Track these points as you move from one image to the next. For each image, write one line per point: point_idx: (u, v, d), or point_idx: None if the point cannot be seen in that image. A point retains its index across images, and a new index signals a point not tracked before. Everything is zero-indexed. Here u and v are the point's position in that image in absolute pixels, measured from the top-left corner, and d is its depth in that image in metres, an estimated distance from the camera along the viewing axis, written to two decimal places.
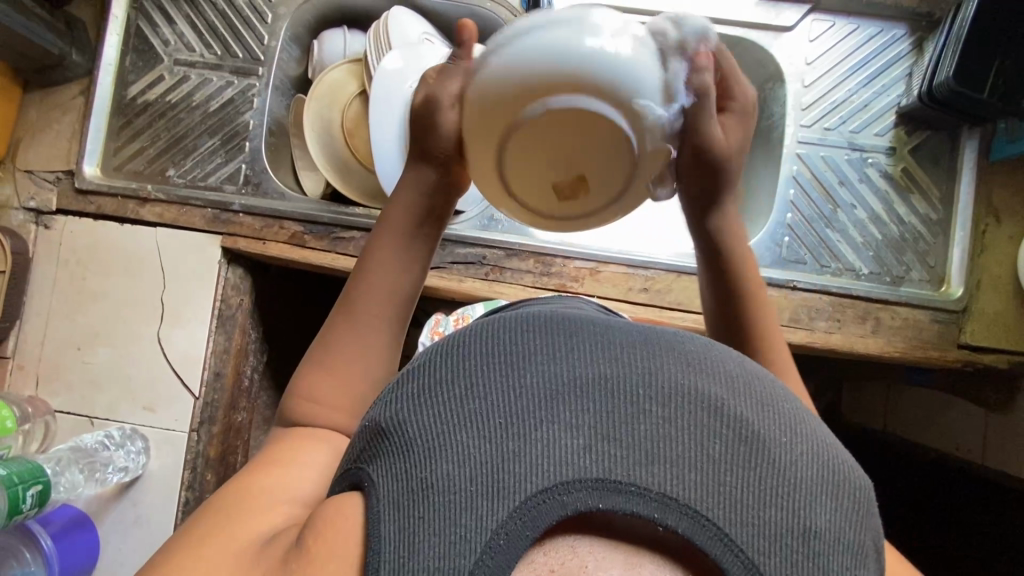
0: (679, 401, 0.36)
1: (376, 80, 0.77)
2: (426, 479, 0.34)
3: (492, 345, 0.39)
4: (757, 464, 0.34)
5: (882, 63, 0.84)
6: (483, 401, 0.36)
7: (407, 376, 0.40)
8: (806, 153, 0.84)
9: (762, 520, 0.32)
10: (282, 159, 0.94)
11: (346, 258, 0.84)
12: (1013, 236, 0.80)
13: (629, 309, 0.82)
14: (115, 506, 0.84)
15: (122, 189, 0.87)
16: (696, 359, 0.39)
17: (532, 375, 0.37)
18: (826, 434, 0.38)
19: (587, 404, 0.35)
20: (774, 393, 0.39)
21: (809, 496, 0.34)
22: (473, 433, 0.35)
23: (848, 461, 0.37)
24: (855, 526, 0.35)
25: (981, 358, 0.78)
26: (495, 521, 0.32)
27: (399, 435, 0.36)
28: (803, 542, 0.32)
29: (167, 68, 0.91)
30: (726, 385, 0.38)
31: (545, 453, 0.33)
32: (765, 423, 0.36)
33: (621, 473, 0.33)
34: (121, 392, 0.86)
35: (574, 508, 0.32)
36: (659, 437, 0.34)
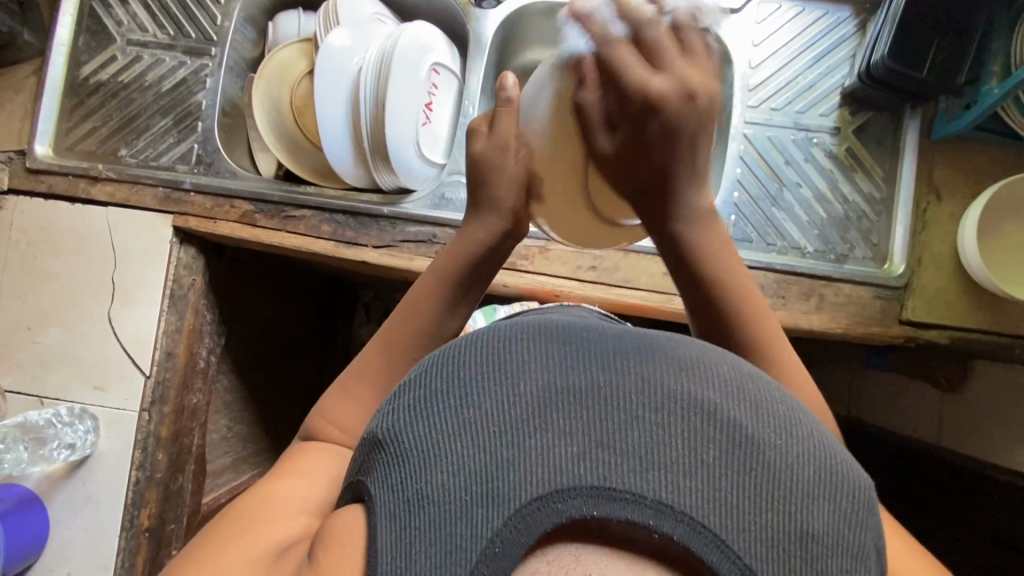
0: (672, 406, 0.36)
1: (320, 54, 0.77)
2: (422, 489, 0.34)
3: (485, 352, 0.39)
4: (751, 469, 0.34)
5: (828, 44, 0.85)
6: (477, 410, 0.36)
7: (403, 387, 0.40)
8: (752, 134, 0.85)
9: (760, 525, 0.33)
10: (237, 140, 0.94)
11: (296, 236, 0.84)
12: (954, 214, 0.81)
13: (576, 288, 0.83)
14: (64, 485, 0.84)
15: (72, 169, 0.87)
16: (692, 362, 0.39)
17: (525, 383, 0.37)
18: (825, 435, 0.38)
19: (579, 411, 0.35)
20: (770, 393, 0.39)
21: (805, 500, 0.34)
22: (467, 442, 0.35)
23: (847, 461, 0.37)
24: (853, 527, 0.35)
25: (921, 334, 0.80)
26: (490, 529, 0.32)
27: (396, 446, 0.37)
28: (799, 545, 0.33)
29: (120, 49, 0.91)
30: (720, 389, 0.38)
31: (540, 462, 0.34)
32: (759, 427, 0.36)
33: (616, 480, 0.33)
34: (70, 370, 0.86)
35: (569, 515, 0.32)
36: (654, 443, 0.35)
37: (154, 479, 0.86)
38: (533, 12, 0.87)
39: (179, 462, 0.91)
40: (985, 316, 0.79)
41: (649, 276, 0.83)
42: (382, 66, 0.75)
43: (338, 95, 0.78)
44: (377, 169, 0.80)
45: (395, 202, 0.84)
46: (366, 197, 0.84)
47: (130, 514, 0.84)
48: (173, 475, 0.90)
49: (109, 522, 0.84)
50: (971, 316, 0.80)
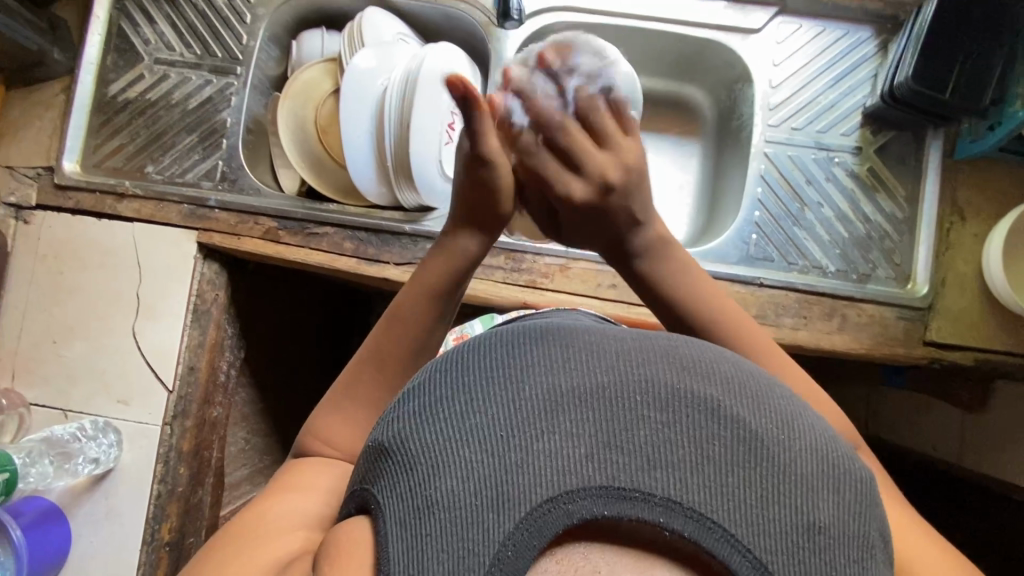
0: (676, 405, 0.36)
1: (347, 76, 0.78)
2: (431, 496, 0.34)
3: (487, 356, 0.39)
4: (757, 465, 0.35)
5: (849, 64, 0.85)
6: (482, 414, 0.36)
7: (405, 395, 0.40)
8: (773, 153, 0.85)
9: (767, 518, 0.33)
10: (260, 157, 0.95)
11: (319, 253, 0.85)
12: (978, 235, 0.81)
13: (596, 306, 0.83)
14: (86, 498, 0.85)
15: (100, 186, 0.89)
16: (693, 360, 0.39)
17: (530, 386, 0.37)
18: (826, 426, 0.39)
19: (585, 412, 0.36)
20: (771, 388, 0.39)
21: (811, 492, 0.35)
22: (474, 446, 0.35)
23: (847, 452, 0.38)
24: (860, 518, 0.35)
25: (946, 355, 0.79)
26: (502, 532, 0.32)
27: (401, 454, 0.36)
28: (807, 537, 0.34)
29: (148, 67, 0.93)
30: (722, 386, 0.38)
31: (548, 463, 0.34)
32: (763, 423, 0.36)
33: (625, 480, 0.34)
34: (95, 385, 0.87)
35: (580, 516, 0.33)
36: (660, 442, 0.35)
37: (176, 492, 0.87)
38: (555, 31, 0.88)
39: (199, 475, 0.92)
40: (1010, 338, 0.79)
41: None
42: (406, 91, 0.76)
43: (362, 115, 0.79)
44: (399, 187, 0.80)
45: (417, 219, 0.84)
46: (387, 214, 0.85)
47: (152, 528, 0.85)
48: (194, 488, 0.91)
49: (130, 535, 0.84)
50: (996, 337, 0.79)
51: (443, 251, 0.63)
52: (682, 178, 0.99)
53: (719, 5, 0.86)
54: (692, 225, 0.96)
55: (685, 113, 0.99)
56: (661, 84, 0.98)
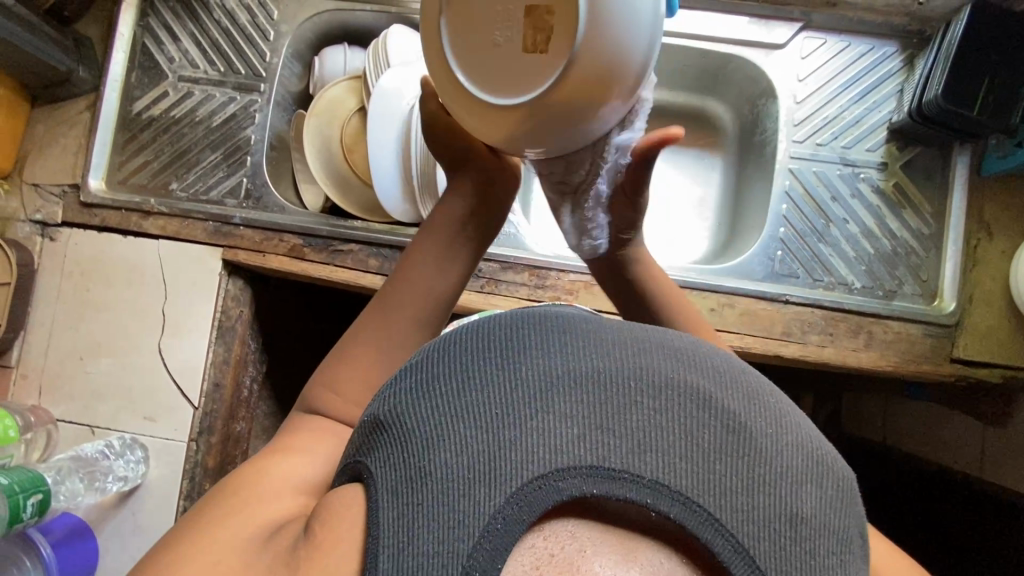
0: (668, 394, 0.38)
1: (374, 96, 0.79)
2: (426, 467, 0.36)
3: (489, 341, 0.41)
4: (744, 455, 0.36)
5: (875, 79, 0.85)
6: (480, 394, 0.38)
7: (405, 375, 0.42)
8: (798, 168, 0.85)
9: (751, 505, 0.35)
10: (283, 173, 0.96)
11: (344, 270, 0.85)
12: (1006, 251, 0.80)
13: None
14: (113, 515, 0.85)
15: (126, 203, 0.89)
16: (686, 355, 0.41)
17: (529, 371, 0.39)
18: (810, 426, 0.41)
19: (580, 396, 0.38)
20: (759, 388, 0.41)
21: (792, 484, 0.36)
22: (471, 423, 0.37)
23: (831, 452, 0.40)
24: (839, 512, 0.37)
25: (973, 372, 0.79)
26: (493, 506, 0.34)
27: (398, 427, 0.38)
28: (789, 526, 0.35)
29: (172, 84, 0.93)
30: (714, 380, 0.40)
31: (541, 441, 0.36)
32: (750, 416, 0.39)
33: (615, 462, 0.35)
34: (122, 402, 0.87)
35: (569, 494, 0.34)
36: (650, 428, 0.37)
37: None
38: None
39: None
40: None
41: None
42: None
43: (388, 135, 0.79)
44: (425, 205, 0.81)
45: None
46: (412, 230, 0.85)
47: None
48: None
49: None
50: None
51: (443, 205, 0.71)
52: (703, 191, 0.99)
53: (743, 21, 0.86)
54: (713, 239, 0.96)
55: (706, 128, 0.99)
56: (681, 98, 0.98)
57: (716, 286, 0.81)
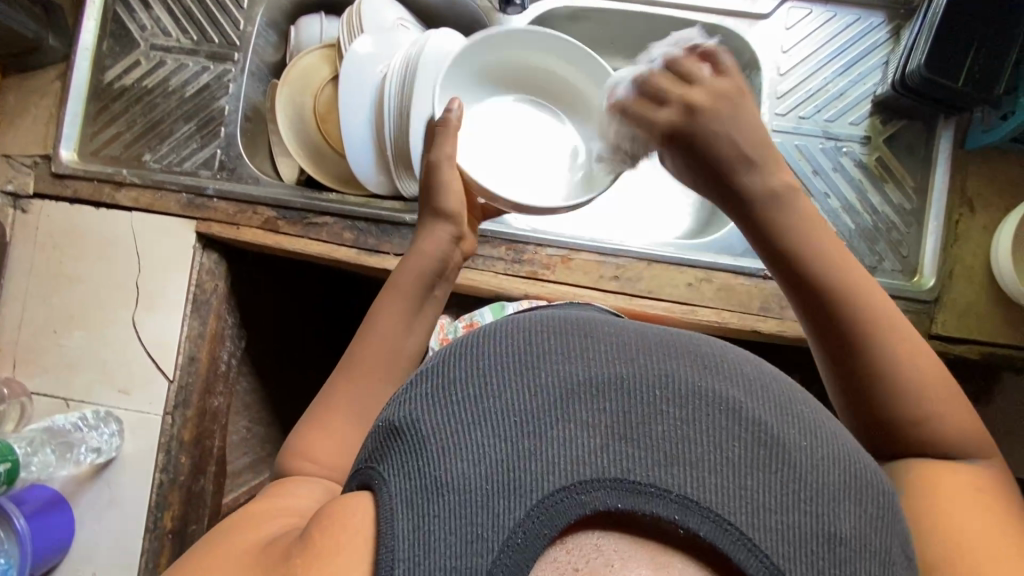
0: (695, 402, 0.37)
1: (345, 62, 0.77)
2: (440, 478, 0.35)
3: (504, 342, 0.40)
4: (778, 469, 0.35)
5: (860, 51, 0.83)
6: (498, 401, 0.37)
7: (418, 375, 0.41)
8: (780, 142, 0.83)
9: (785, 524, 0.34)
10: (259, 145, 0.94)
11: (319, 243, 0.84)
12: (988, 226, 0.79)
13: (599, 298, 0.82)
14: (89, 487, 0.85)
15: (97, 174, 0.88)
16: (716, 360, 0.40)
17: (548, 375, 0.38)
18: (850, 438, 0.39)
19: (602, 404, 0.37)
20: (795, 395, 0.40)
21: (831, 502, 0.35)
22: (488, 433, 0.36)
23: (873, 467, 0.39)
24: (880, 532, 0.36)
25: (951, 348, 0.78)
26: (513, 520, 0.33)
27: (412, 433, 0.37)
28: (827, 547, 0.34)
29: (144, 53, 0.91)
30: (744, 386, 0.38)
31: (562, 452, 0.35)
32: (786, 427, 0.37)
33: (640, 474, 0.34)
34: (97, 374, 0.87)
35: (592, 507, 0.33)
36: (678, 440, 0.36)
37: (178, 481, 0.88)
38: (557, 17, 0.89)
39: (201, 464, 0.92)
40: (1018, 331, 0.77)
41: (672, 287, 0.81)
42: (406, 79, 0.75)
43: (361, 103, 0.78)
44: (399, 177, 0.79)
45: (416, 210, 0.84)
46: (388, 203, 0.84)
47: (154, 516, 0.85)
48: (195, 477, 0.91)
49: (133, 524, 0.85)
50: (1004, 330, 0.78)
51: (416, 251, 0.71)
52: None
53: None
54: (696, 215, 0.95)
55: None
56: None
57: (694, 261, 0.81)
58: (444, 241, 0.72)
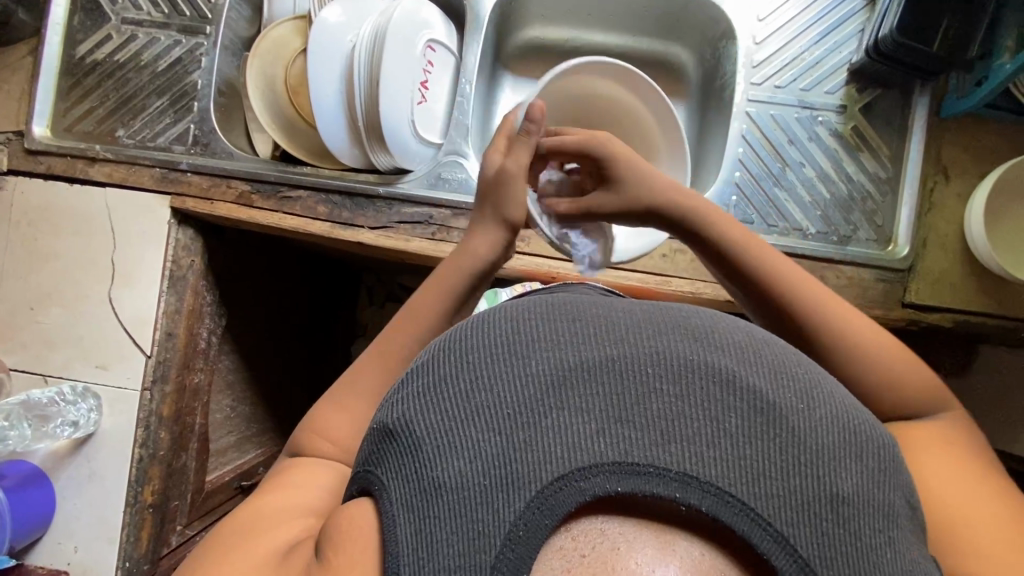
0: (688, 378, 0.37)
1: (314, 28, 0.76)
2: (438, 478, 0.35)
3: (491, 334, 0.40)
4: (777, 437, 0.35)
5: (836, 19, 0.83)
6: (489, 393, 0.37)
7: (411, 375, 0.41)
8: (756, 112, 0.83)
9: (788, 491, 0.34)
10: (234, 121, 0.94)
11: (294, 217, 0.83)
12: (962, 195, 0.79)
13: (574, 271, 0.82)
14: (69, 462, 0.86)
15: (70, 150, 0.87)
16: (706, 332, 0.39)
17: (538, 362, 0.37)
18: (848, 395, 0.39)
19: (595, 388, 0.36)
20: (787, 359, 0.39)
21: (832, 462, 0.35)
22: (482, 426, 0.36)
23: (870, 420, 0.39)
24: (880, 485, 0.36)
25: (924, 317, 0.78)
26: (513, 512, 0.33)
27: (407, 435, 0.38)
28: (829, 509, 0.34)
29: (115, 28, 0.90)
30: (736, 356, 0.38)
31: (558, 441, 0.35)
32: (781, 393, 0.37)
33: (638, 456, 0.34)
34: (74, 350, 0.87)
35: (594, 493, 0.33)
36: (675, 417, 0.35)
37: (157, 457, 0.88)
38: None
39: (181, 440, 0.93)
40: (992, 299, 0.78)
41: (646, 258, 0.81)
42: (376, 47, 0.75)
43: (331, 73, 0.78)
44: (373, 149, 0.79)
45: (391, 182, 0.83)
46: (362, 176, 0.84)
47: (134, 490, 0.86)
48: (176, 453, 0.92)
49: (113, 498, 0.86)
50: (978, 299, 0.78)
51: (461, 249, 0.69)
52: None
53: None
54: None
55: (668, 75, 0.97)
56: (644, 44, 0.96)
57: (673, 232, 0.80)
58: (498, 243, 0.69)
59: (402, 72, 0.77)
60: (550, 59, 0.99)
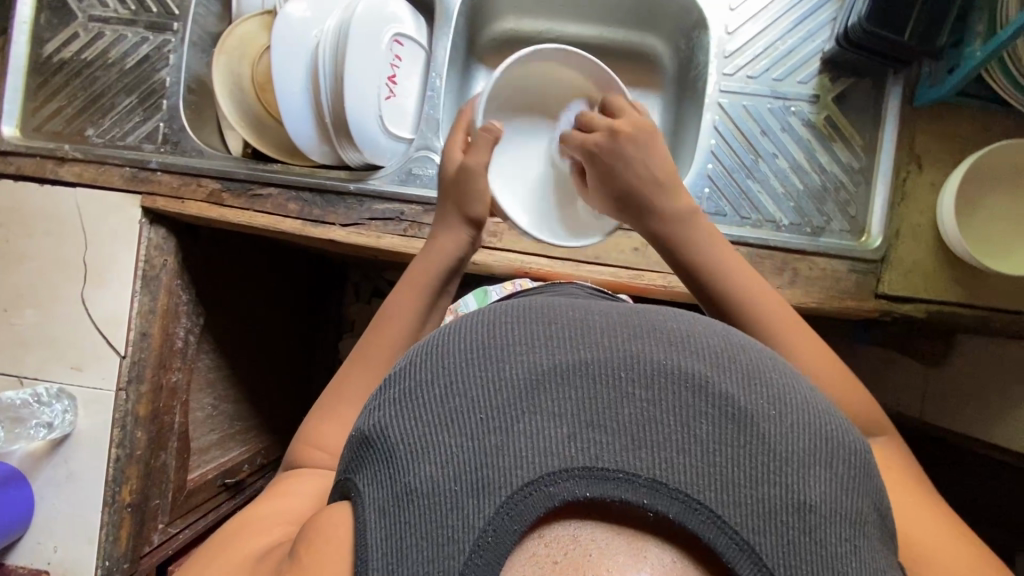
0: (660, 382, 0.37)
1: (278, 23, 0.76)
2: (410, 484, 0.35)
3: (469, 339, 0.40)
4: (746, 442, 0.35)
5: (808, 7, 0.82)
6: (463, 399, 0.37)
7: (388, 381, 0.41)
8: (728, 103, 0.82)
9: (755, 498, 0.34)
10: (205, 119, 0.93)
11: (264, 215, 0.83)
12: (936, 184, 0.78)
13: (546, 266, 0.82)
14: (47, 463, 0.86)
15: (39, 150, 0.87)
16: (681, 336, 0.39)
17: (512, 368, 0.38)
18: (822, 400, 0.39)
19: (568, 392, 0.37)
20: (762, 363, 0.39)
21: (802, 469, 0.35)
22: (456, 433, 0.36)
23: (844, 428, 0.38)
24: (853, 493, 0.36)
25: (897, 308, 0.78)
26: (482, 519, 0.33)
27: (382, 441, 0.38)
28: (797, 517, 0.33)
29: (82, 26, 0.89)
30: (710, 360, 0.38)
31: (530, 446, 0.35)
32: (753, 398, 0.37)
33: (608, 461, 0.34)
34: (48, 351, 0.87)
35: (562, 498, 0.33)
36: (645, 422, 0.36)
37: (135, 456, 0.88)
38: None
39: (160, 439, 0.93)
40: (965, 290, 0.77)
41: (618, 251, 0.81)
42: (341, 43, 0.74)
43: (296, 69, 0.77)
44: (341, 145, 0.79)
45: (362, 178, 0.83)
46: (333, 173, 0.83)
47: (112, 490, 0.86)
48: (154, 452, 0.92)
49: (91, 498, 0.86)
50: (952, 289, 0.77)
51: (428, 249, 0.70)
52: None
53: None
54: None
55: (644, 65, 0.96)
56: (619, 34, 0.95)
57: None
58: (462, 242, 0.70)
59: (367, 68, 0.77)
60: (525, 52, 0.98)
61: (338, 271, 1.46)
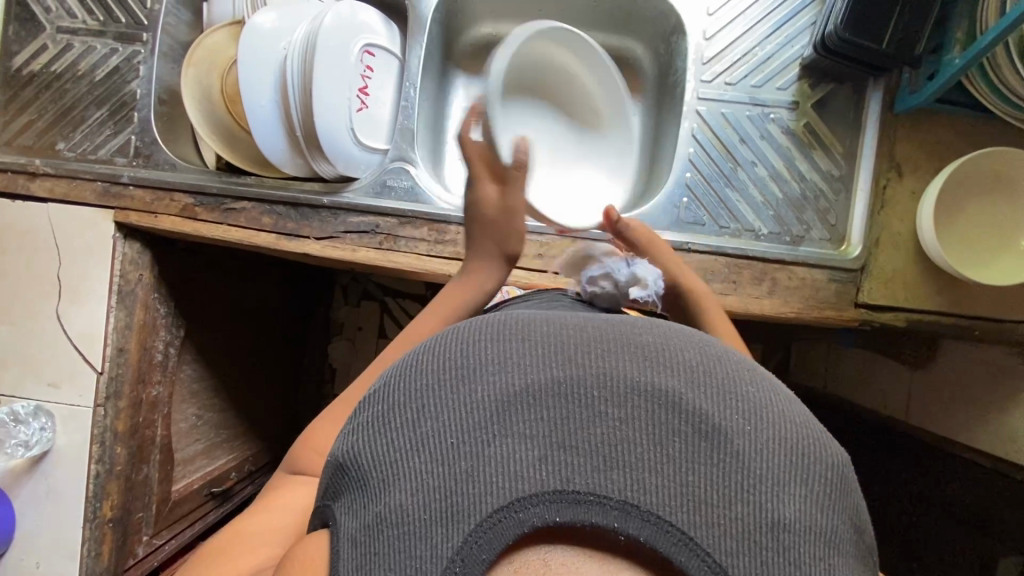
0: (635, 399, 0.35)
1: (245, 34, 0.75)
2: (380, 513, 0.34)
3: (442, 359, 0.38)
4: (720, 460, 0.33)
5: (788, 12, 0.80)
6: (434, 422, 0.35)
7: (365, 405, 0.40)
8: (707, 110, 0.81)
9: (728, 518, 0.32)
10: (178, 130, 0.92)
11: (237, 229, 0.82)
12: (916, 192, 0.77)
13: (523, 277, 0.80)
14: (27, 479, 0.86)
15: (10, 165, 0.85)
16: (654, 351, 0.38)
17: (484, 388, 0.36)
18: (796, 412, 0.37)
19: (540, 413, 0.35)
20: (738, 377, 0.38)
21: (775, 487, 0.33)
22: (425, 458, 0.34)
23: (820, 441, 0.36)
24: (828, 510, 0.34)
25: (877, 317, 0.77)
26: (450, 548, 0.31)
27: (358, 469, 0.37)
28: (770, 536, 0.32)
29: (50, 37, 0.88)
30: (685, 377, 0.37)
31: (501, 471, 0.33)
32: (726, 415, 0.35)
33: (579, 483, 0.33)
34: (25, 368, 0.86)
35: (532, 524, 0.32)
36: (619, 442, 0.34)
37: (115, 471, 0.88)
38: None
39: (141, 455, 0.92)
40: (946, 298, 0.76)
41: None
42: (309, 55, 0.73)
43: (266, 82, 0.76)
44: (313, 158, 0.78)
45: (337, 191, 0.82)
46: (306, 186, 0.82)
47: (93, 506, 0.86)
48: (136, 466, 0.92)
49: (72, 515, 0.86)
50: (932, 298, 0.76)
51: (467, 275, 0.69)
52: None
53: None
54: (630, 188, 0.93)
55: (624, 69, 0.95)
56: (598, 38, 0.94)
57: None
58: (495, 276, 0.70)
59: (336, 79, 0.76)
60: None
61: (326, 274, 1.45)
